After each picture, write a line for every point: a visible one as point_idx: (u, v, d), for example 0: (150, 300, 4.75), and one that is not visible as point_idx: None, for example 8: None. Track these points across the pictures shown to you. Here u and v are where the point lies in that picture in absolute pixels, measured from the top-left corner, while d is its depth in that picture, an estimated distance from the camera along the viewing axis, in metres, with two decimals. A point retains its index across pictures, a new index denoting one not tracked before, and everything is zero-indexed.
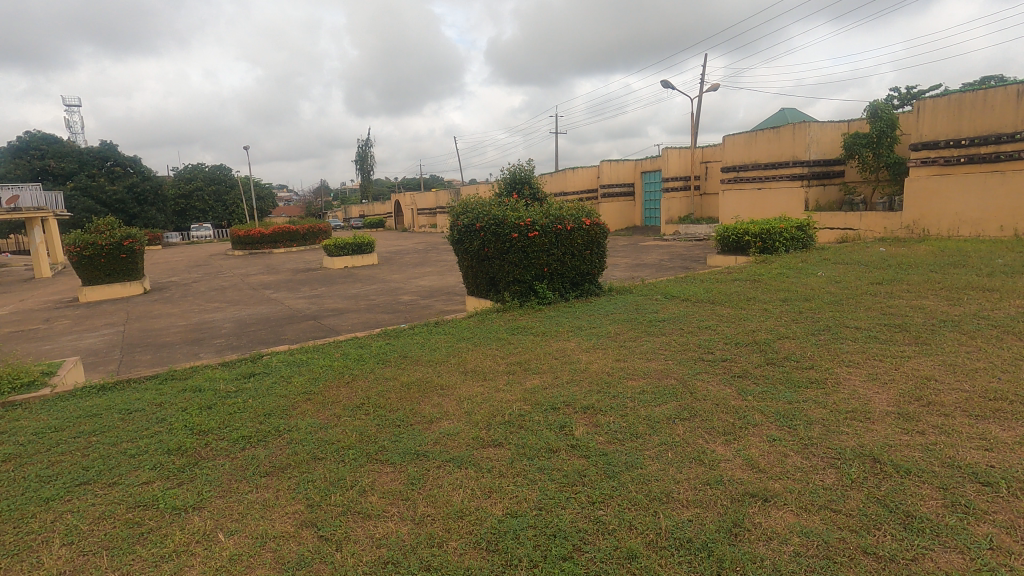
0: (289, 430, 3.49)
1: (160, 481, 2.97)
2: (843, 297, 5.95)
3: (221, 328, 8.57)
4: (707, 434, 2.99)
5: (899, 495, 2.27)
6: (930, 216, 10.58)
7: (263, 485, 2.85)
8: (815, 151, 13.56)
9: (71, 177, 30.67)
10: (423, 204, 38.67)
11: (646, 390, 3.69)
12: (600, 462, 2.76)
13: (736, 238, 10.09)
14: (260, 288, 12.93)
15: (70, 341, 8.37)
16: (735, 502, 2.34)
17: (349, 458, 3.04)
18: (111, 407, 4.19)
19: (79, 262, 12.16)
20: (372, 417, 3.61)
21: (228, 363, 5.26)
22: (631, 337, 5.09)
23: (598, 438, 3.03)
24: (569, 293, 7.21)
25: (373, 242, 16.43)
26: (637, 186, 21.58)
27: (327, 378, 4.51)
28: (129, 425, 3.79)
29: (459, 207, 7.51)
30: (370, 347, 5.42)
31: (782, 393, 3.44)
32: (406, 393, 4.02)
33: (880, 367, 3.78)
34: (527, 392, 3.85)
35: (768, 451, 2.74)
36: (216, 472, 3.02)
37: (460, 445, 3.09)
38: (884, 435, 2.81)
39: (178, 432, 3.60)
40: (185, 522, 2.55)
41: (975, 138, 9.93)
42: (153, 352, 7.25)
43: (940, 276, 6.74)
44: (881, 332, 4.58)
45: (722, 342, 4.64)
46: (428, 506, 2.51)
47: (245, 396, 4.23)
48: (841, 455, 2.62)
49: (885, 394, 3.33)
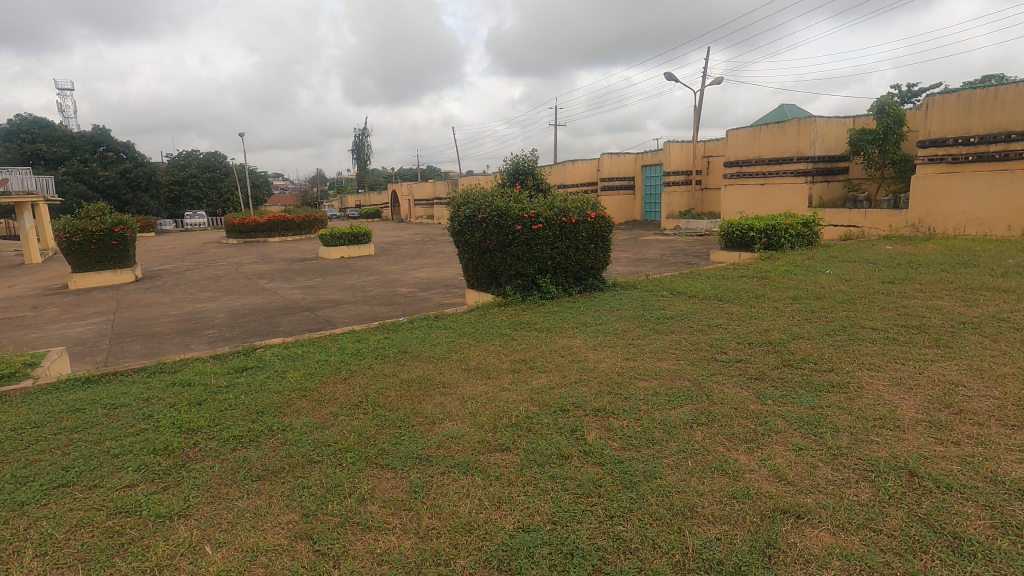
0: (283, 430, 3.30)
1: (145, 485, 2.77)
2: (855, 296, 5.80)
3: (213, 318, 8.36)
4: (728, 442, 2.82)
5: (943, 514, 2.11)
6: (937, 214, 10.44)
7: (254, 491, 2.67)
8: (820, 147, 13.37)
9: (62, 161, 30.27)
10: (420, 195, 38.29)
11: (659, 392, 3.52)
12: (616, 471, 2.59)
13: (740, 233, 9.89)
14: (254, 278, 12.70)
15: (57, 330, 8.13)
16: (766, 518, 2.17)
17: (347, 462, 2.85)
18: (95, 401, 3.99)
19: (69, 248, 11.91)
20: (372, 417, 3.42)
21: (219, 356, 5.05)
22: (640, 335, 4.92)
23: (611, 444, 2.86)
24: (572, 287, 7.00)
25: (368, 232, 16.17)
26: (637, 180, 21.38)
27: (323, 373, 4.32)
28: (113, 422, 3.60)
29: (460, 197, 7.29)
30: (367, 342, 5.21)
31: (803, 398, 3.27)
32: (406, 392, 3.83)
33: (903, 371, 3.61)
34: (534, 392, 3.67)
35: (796, 462, 2.57)
36: (204, 476, 2.83)
37: (466, 450, 2.91)
38: (917, 446, 2.64)
39: (165, 431, 3.40)
40: (170, 532, 2.36)
41: (984, 136, 9.77)
42: (142, 342, 7.02)
43: (953, 275, 6.59)
44: (900, 333, 4.42)
45: (735, 342, 4.47)
46: (433, 518, 2.33)
47: (237, 392, 4.03)
48: (875, 466, 2.46)
49: (911, 400, 3.16)
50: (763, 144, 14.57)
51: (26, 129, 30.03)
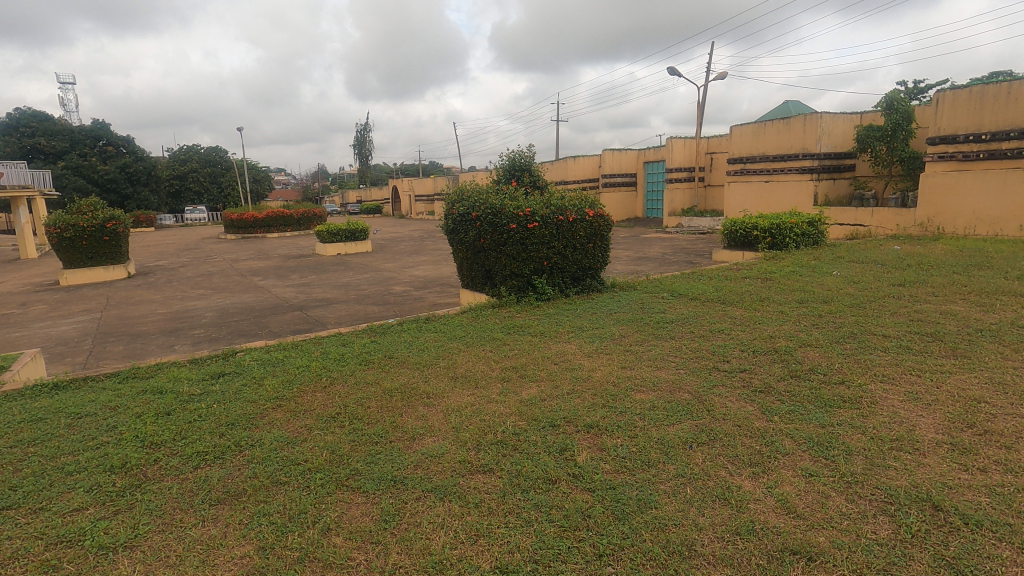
0: (252, 446, 3.06)
1: (94, 509, 2.54)
2: (864, 300, 5.54)
3: (201, 317, 8.13)
4: (731, 465, 2.58)
5: (973, 558, 1.88)
6: (946, 213, 10.16)
7: (211, 517, 2.44)
8: (826, 143, 13.08)
9: (62, 155, 30.14)
10: (421, 190, 38.02)
11: (657, 405, 3.28)
12: (607, 499, 2.35)
13: (744, 232, 9.63)
14: (248, 275, 12.48)
15: (41, 329, 7.93)
16: (774, 561, 1.94)
17: (315, 484, 2.62)
18: (59, 410, 3.76)
19: (60, 243, 11.70)
20: (348, 432, 3.18)
21: (197, 361, 4.82)
22: (638, 341, 4.67)
23: (603, 466, 2.62)
24: (569, 288, 6.75)
25: (366, 229, 15.91)
26: (639, 176, 21.07)
27: (303, 381, 4.08)
28: (73, 434, 3.37)
29: (454, 194, 7.04)
30: (353, 346, 4.98)
31: (812, 414, 3.02)
32: (387, 402, 3.59)
33: (920, 385, 3.35)
34: (523, 405, 3.43)
35: (806, 490, 2.33)
36: (160, 498, 2.60)
37: (445, 471, 2.68)
38: (939, 472, 2.39)
39: (126, 444, 3.17)
40: (110, 567, 2.13)
41: (996, 133, 9.47)
42: (126, 343, 6.81)
43: (965, 278, 6.33)
44: (913, 342, 4.16)
45: (738, 349, 4.23)
46: (402, 555, 2.10)
47: (209, 401, 3.80)
48: (894, 498, 2.22)
49: (930, 419, 2.91)
50: (767, 141, 14.27)
51: (25, 123, 29.89)
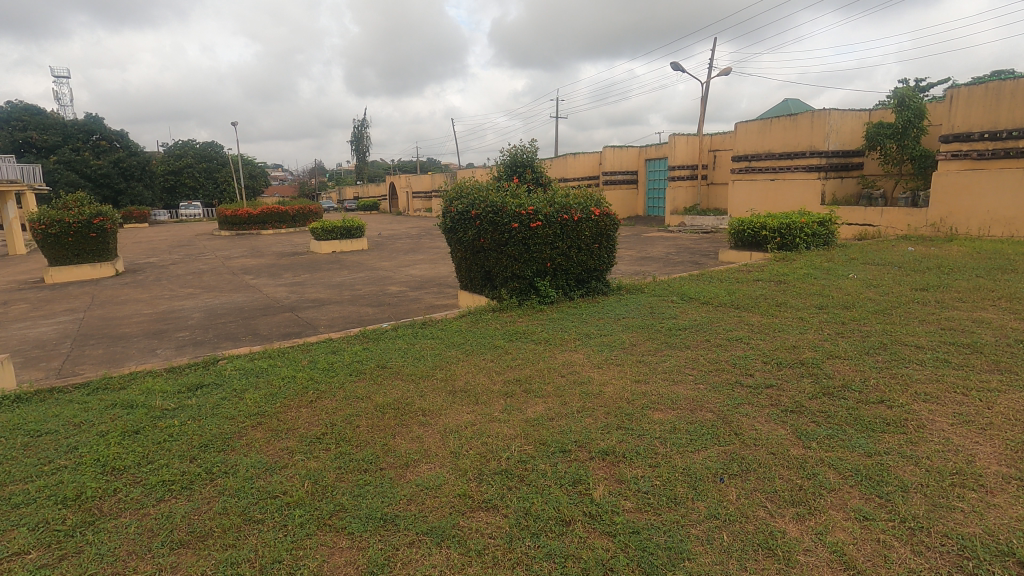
0: (225, 474, 2.72)
1: (36, 553, 2.20)
2: (888, 306, 5.21)
3: (187, 319, 7.75)
4: (771, 503, 2.25)
5: None
6: (960, 214, 9.85)
7: (170, 566, 2.10)
8: (834, 141, 12.77)
9: (54, 150, 29.65)
10: (419, 187, 37.60)
11: (678, 428, 2.94)
12: (632, 546, 2.03)
13: (752, 232, 9.30)
14: (240, 273, 12.09)
15: (18, 330, 7.55)
16: None
17: (294, 523, 2.29)
18: (17, 428, 3.40)
19: (45, 240, 11.27)
20: (333, 457, 2.84)
21: (175, 370, 4.46)
22: (651, 350, 4.34)
23: (624, 503, 2.29)
24: (573, 291, 6.42)
25: (362, 226, 15.52)
26: (641, 174, 20.73)
27: (287, 395, 3.73)
28: (26, 457, 3.01)
29: (453, 191, 6.68)
30: (344, 354, 4.63)
31: (855, 440, 2.69)
32: (378, 421, 3.24)
33: (969, 406, 3.02)
34: (528, 425, 3.09)
35: (863, 539, 2.00)
36: (114, 540, 2.26)
37: (442, 507, 2.34)
38: (1014, 516, 2.07)
39: (85, 469, 2.82)
40: None
41: (1012, 131, 9.15)
42: (106, 346, 6.43)
43: (990, 282, 6.01)
44: (951, 354, 3.84)
45: (760, 361, 3.89)
46: None
47: (183, 417, 3.46)
48: (970, 552, 1.90)
49: (989, 448, 2.58)
50: (773, 138, 13.93)
51: (16, 116, 29.32)
